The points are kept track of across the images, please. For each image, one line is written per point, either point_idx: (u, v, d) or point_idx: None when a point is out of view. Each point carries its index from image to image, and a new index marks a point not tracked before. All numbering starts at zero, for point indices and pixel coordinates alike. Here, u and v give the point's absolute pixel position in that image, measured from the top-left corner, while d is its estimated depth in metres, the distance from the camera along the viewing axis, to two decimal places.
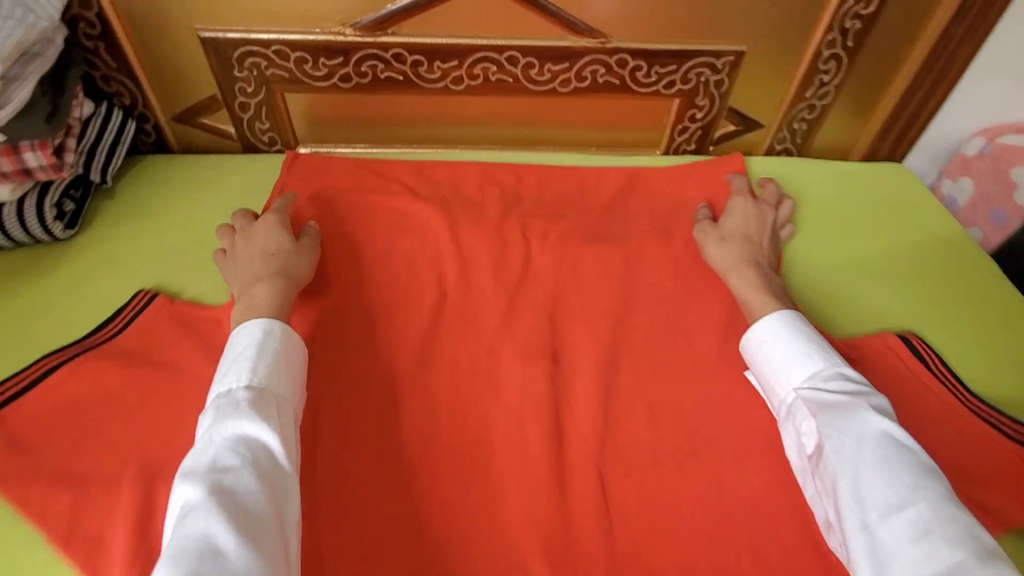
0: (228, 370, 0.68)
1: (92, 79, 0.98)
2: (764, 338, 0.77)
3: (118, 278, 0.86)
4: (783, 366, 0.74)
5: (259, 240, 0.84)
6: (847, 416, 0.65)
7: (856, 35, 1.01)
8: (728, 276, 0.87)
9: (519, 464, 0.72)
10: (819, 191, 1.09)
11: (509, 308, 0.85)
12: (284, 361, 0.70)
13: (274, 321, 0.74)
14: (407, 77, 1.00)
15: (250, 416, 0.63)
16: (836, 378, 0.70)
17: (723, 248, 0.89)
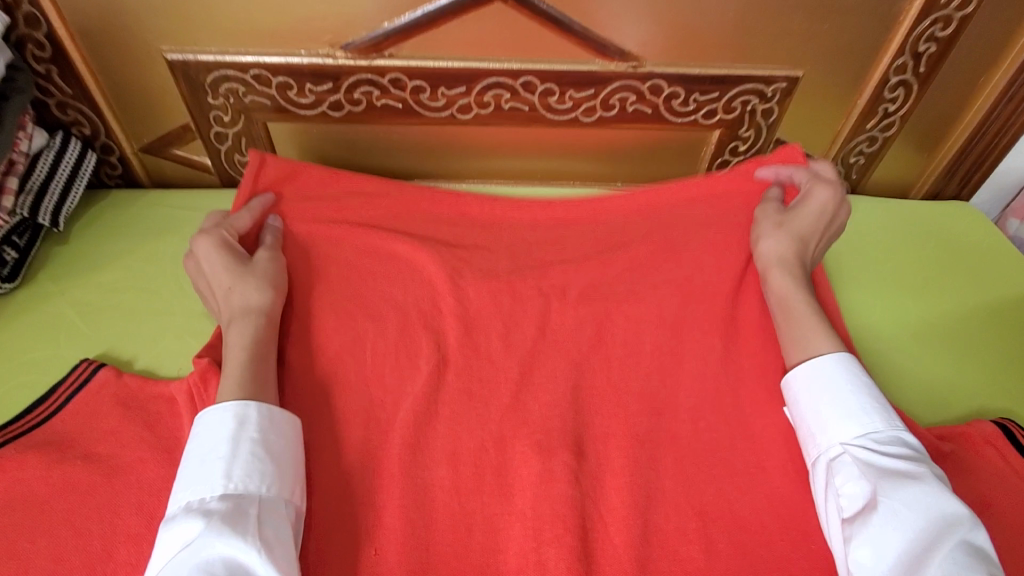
0: (196, 472, 0.56)
1: (46, 106, 0.85)
2: (810, 378, 0.65)
3: (62, 342, 0.72)
4: (828, 416, 0.63)
5: (222, 257, 0.72)
6: (913, 492, 0.55)
7: (929, 59, 0.87)
8: (771, 273, 0.75)
9: None
10: (874, 239, 0.94)
11: (523, 381, 0.70)
12: (267, 455, 0.58)
13: (242, 404, 0.59)
14: (406, 105, 0.87)
15: (227, 534, 0.51)
16: (893, 440, 0.60)
17: (778, 249, 0.76)
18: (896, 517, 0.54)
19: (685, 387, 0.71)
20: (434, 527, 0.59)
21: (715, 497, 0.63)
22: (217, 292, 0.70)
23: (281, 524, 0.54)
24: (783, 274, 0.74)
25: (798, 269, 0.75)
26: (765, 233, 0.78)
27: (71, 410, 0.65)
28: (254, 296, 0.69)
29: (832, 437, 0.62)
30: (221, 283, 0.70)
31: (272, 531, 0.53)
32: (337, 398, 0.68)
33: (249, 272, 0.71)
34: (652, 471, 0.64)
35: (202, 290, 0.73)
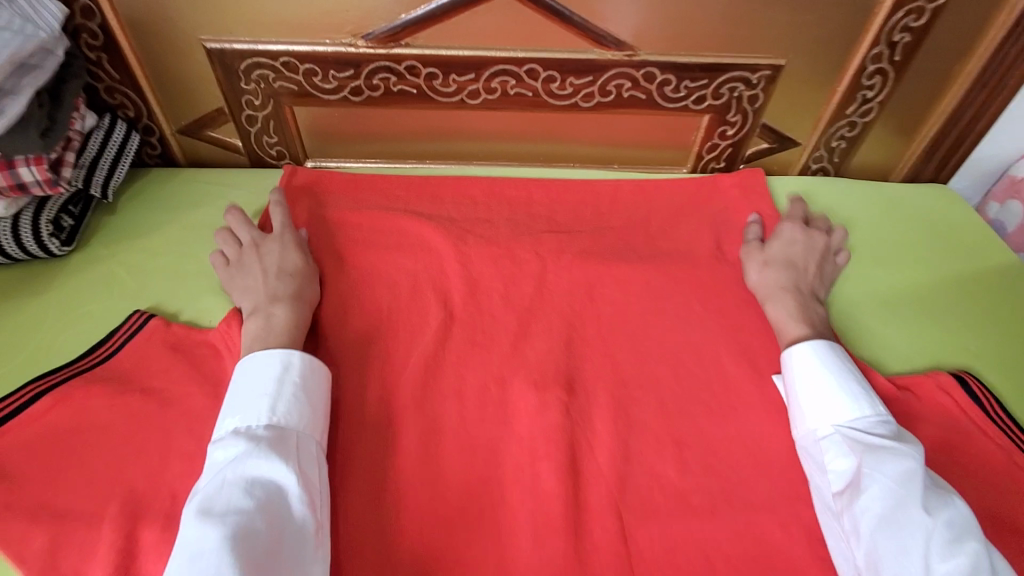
0: (243, 403, 0.64)
1: (96, 91, 0.94)
2: (802, 361, 0.72)
3: (116, 297, 0.82)
4: (820, 397, 0.70)
5: (268, 255, 0.80)
6: (896, 465, 0.61)
7: (904, 48, 0.94)
8: (768, 302, 0.81)
9: (529, 507, 0.64)
10: (859, 215, 1.01)
11: (521, 335, 0.78)
12: (306, 398, 0.66)
13: (307, 359, 0.69)
14: (420, 91, 0.95)
15: (269, 457, 0.59)
16: (879, 423, 0.67)
17: (765, 282, 0.83)
18: (880, 485, 0.60)
19: (667, 342, 0.79)
20: (443, 451, 0.68)
21: (690, 431, 0.72)
22: (271, 273, 0.78)
23: (311, 458, 0.62)
24: (776, 303, 0.80)
25: (791, 294, 0.81)
26: (749, 270, 0.85)
27: (129, 352, 0.74)
28: (306, 288, 0.78)
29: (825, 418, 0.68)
30: (283, 268, 0.79)
31: (305, 463, 0.61)
32: (357, 346, 0.76)
33: (307, 269, 0.80)
34: (635, 410, 0.73)
35: (251, 262, 0.79)
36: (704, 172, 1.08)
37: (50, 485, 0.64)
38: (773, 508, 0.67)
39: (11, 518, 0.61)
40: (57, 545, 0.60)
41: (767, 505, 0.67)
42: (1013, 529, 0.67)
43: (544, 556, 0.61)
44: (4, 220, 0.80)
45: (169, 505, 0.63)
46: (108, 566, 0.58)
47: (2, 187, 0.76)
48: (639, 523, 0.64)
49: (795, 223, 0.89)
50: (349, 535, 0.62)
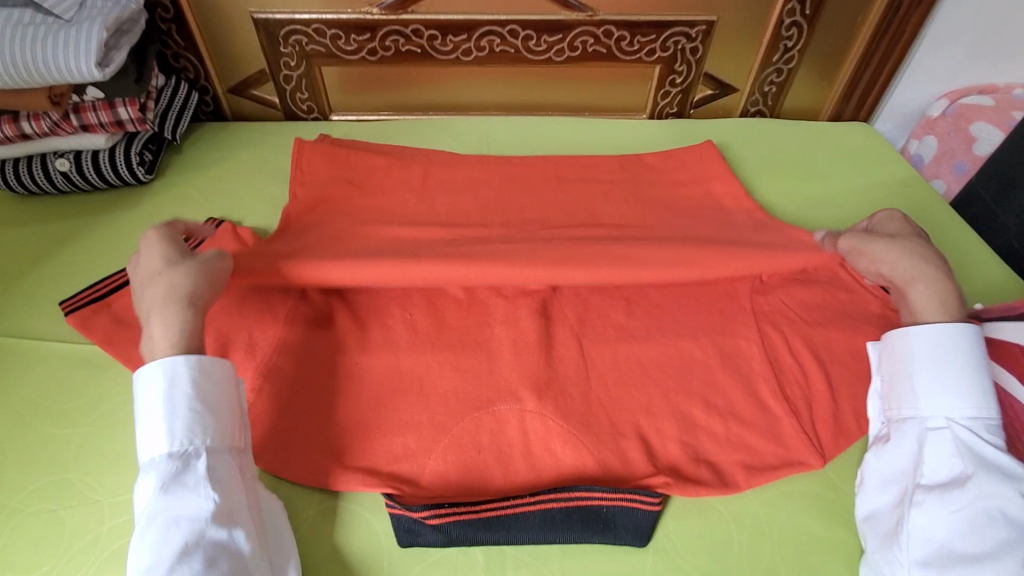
0: (144, 437, 0.64)
1: (165, 57, 1.18)
2: (947, 349, 0.70)
3: (191, 210, 1.05)
4: (942, 392, 0.69)
5: (149, 257, 0.75)
6: (1001, 484, 0.62)
7: (812, 4, 1.16)
8: (917, 281, 0.76)
9: (512, 334, 0.83)
10: (794, 147, 1.21)
11: (508, 222, 0.97)
12: (203, 409, 0.65)
13: (162, 362, 0.66)
14: (424, 50, 1.18)
15: (181, 492, 0.61)
16: (993, 431, 0.66)
17: (907, 259, 0.77)
18: (978, 498, 0.62)
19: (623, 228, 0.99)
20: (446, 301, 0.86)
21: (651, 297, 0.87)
22: (142, 281, 0.74)
23: (224, 471, 0.64)
24: (924, 286, 0.75)
25: (939, 273, 0.76)
26: (880, 250, 0.79)
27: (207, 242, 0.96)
28: (179, 287, 0.71)
29: (943, 411, 0.68)
30: (151, 271, 0.74)
31: (215, 482, 0.62)
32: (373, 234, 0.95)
33: (175, 261, 0.74)
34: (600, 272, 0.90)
35: (133, 279, 0.76)
36: (661, 117, 1.31)
37: None
38: (708, 333, 0.84)
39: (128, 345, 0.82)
40: None
41: (695, 331, 0.84)
42: None
43: (523, 363, 0.80)
44: (105, 150, 1.03)
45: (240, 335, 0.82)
46: None
47: (105, 122, 1.01)
48: (595, 345, 0.83)
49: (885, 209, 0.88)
50: (374, 353, 0.81)
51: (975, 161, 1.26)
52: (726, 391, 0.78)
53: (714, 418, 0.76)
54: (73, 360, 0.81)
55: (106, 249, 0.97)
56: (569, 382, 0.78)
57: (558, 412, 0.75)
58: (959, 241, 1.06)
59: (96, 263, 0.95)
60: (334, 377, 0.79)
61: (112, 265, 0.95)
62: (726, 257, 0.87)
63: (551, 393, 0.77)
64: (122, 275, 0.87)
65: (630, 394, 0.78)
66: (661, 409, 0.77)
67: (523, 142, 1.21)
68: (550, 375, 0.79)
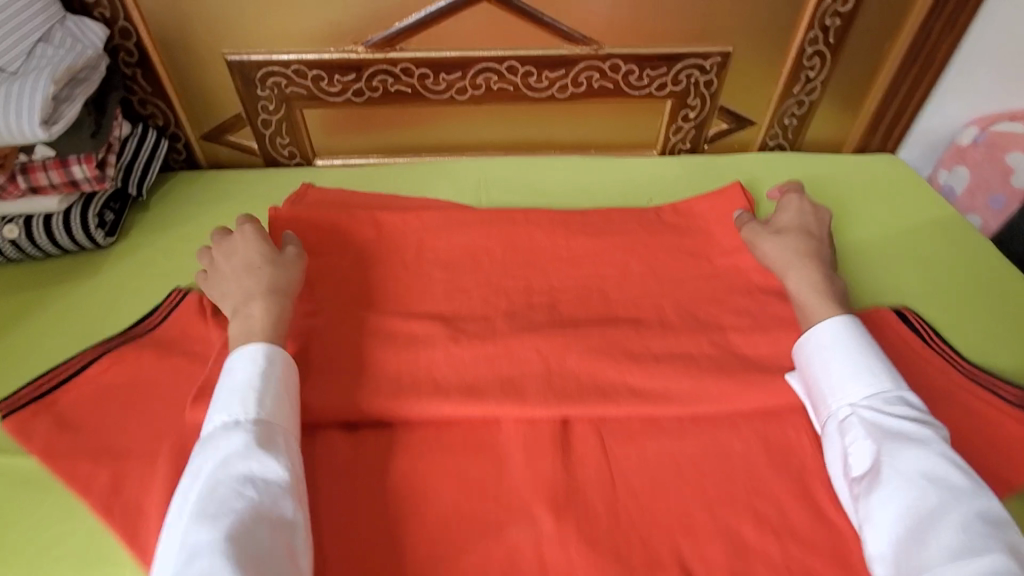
0: (227, 405, 0.68)
1: (130, 103, 1.08)
2: (832, 341, 0.74)
3: (156, 279, 0.93)
4: (840, 381, 0.72)
5: (241, 253, 0.82)
6: (916, 453, 0.64)
7: (836, 31, 1.07)
8: (787, 274, 0.85)
9: (524, 433, 0.74)
10: (811, 181, 1.13)
11: (509, 294, 0.89)
12: (285, 393, 0.70)
13: (264, 348, 0.73)
14: (414, 90, 1.08)
15: (257, 456, 0.64)
16: (899, 403, 0.69)
17: (787, 253, 0.86)
18: (902, 474, 0.63)
19: (637, 294, 0.90)
20: (447, 388, 0.76)
21: (681, 376, 0.77)
22: (239, 271, 0.81)
23: (294, 450, 0.68)
24: (799, 276, 0.83)
25: (813, 265, 0.84)
26: (765, 243, 0.89)
27: (171, 320, 0.85)
28: (277, 279, 0.80)
29: (846, 399, 0.70)
30: (251, 263, 0.81)
31: (287, 459, 0.66)
32: (364, 309, 0.86)
33: (275, 257, 0.83)
34: (621, 349, 0.80)
35: (223, 272, 0.82)
36: (672, 153, 1.20)
37: (114, 431, 0.74)
38: (749, 422, 0.75)
39: (77, 459, 0.71)
40: (120, 476, 0.70)
41: (733, 422, 0.75)
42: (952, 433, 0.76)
43: (536, 469, 0.70)
44: (58, 214, 0.92)
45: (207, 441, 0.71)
46: (161, 495, 0.67)
47: (57, 183, 0.90)
48: (617, 442, 0.74)
49: (800, 194, 0.95)
50: (366, 465, 0.72)
51: (1014, 194, 1.14)
52: (772, 502, 0.68)
53: (763, 537, 0.66)
54: (15, 479, 0.71)
55: (58, 331, 0.86)
56: (591, 496, 0.69)
57: (580, 534, 0.65)
58: (1011, 292, 0.96)
59: (46, 349, 0.83)
60: (318, 499, 0.69)
61: (64, 352, 0.83)
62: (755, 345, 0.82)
63: (571, 509, 0.67)
64: (72, 363, 0.79)
65: (661, 509, 0.68)
66: (697, 528, 0.66)
67: (524, 188, 1.10)
68: (569, 488, 0.69)
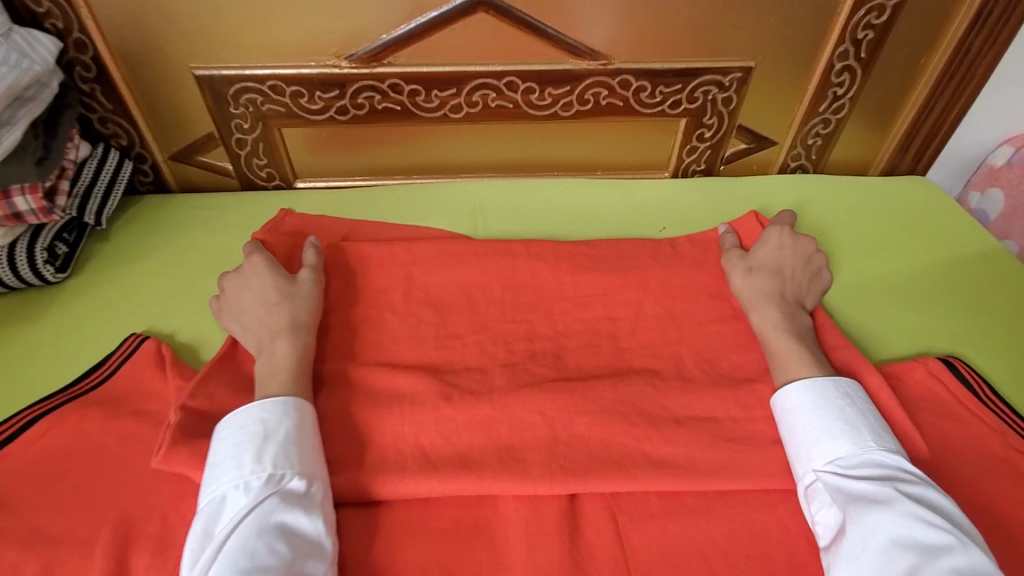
0: (266, 451, 0.61)
1: (90, 121, 0.98)
2: (791, 402, 0.69)
3: (110, 321, 0.83)
4: (801, 444, 0.66)
5: (256, 288, 0.77)
6: (881, 515, 0.58)
7: (869, 45, 0.98)
8: (750, 312, 0.80)
9: (525, 515, 0.63)
10: (826, 213, 1.03)
11: (508, 341, 0.79)
12: (322, 447, 0.65)
13: (296, 399, 0.66)
14: (404, 108, 0.98)
15: (298, 513, 0.58)
16: (862, 463, 0.63)
17: (753, 289, 0.81)
18: (867, 542, 0.57)
19: (654, 341, 0.80)
20: (436, 460, 0.66)
21: (707, 443, 0.68)
22: (256, 307, 0.75)
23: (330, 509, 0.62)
24: (763, 314, 0.78)
25: (778, 303, 0.79)
26: (734, 278, 0.84)
27: (124, 373, 0.74)
28: (299, 312, 0.75)
29: (807, 463, 0.65)
30: (267, 299, 0.76)
31: (331, 515, 0.61)
32: (343, 361, 0.76)
33: (292, 288, 0.77)
34: (638, 412, 0.71)
35: (239, 306, 0.76)
36: (686, 175, 1.11)
37: (44, 509, 0.63)
38: (788, 501, 0.66)
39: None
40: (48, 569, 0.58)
41: (769, 501, 0.66)
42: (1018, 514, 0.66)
43: (539, 563, 0.60)
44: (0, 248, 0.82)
45: (161, 527, 0.62)
46: None
47: None
48: (635, 526, 0.63)
49: (783, 229, 0.87)
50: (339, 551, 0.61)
51: None
52: None
53: None
54: None
55: None
56: None
57: None
58: None
59: None
60: None
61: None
62: None
63: None
64: (13, 422, 0.68)
65: None
66: None
67: (524, 215, 1.00)
68: None
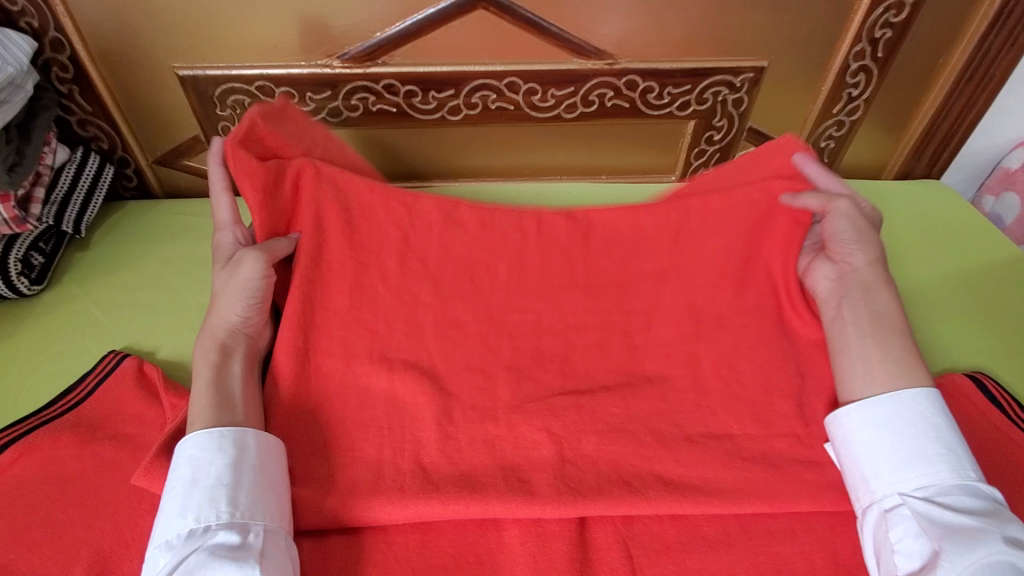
0: (192, 500, 0.57)
1: (68, 124, 0.93)
2: (878, 416, 0.63)
3: (88, 336, 0.78)
4: (888, 465, 0.61)
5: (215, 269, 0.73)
6: (982, 554, 0.54)
7: (886, 45, 0.94)
8: (882, 288, 0.72)
9: (531, 547, 0.59)
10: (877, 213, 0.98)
11: (514, 335, 0.76)
12: (267, 483, 0.59)
13: (228, 426, 0.61)
14: (400, 109, 0.93)
15: (228, 568, 0.53)
16: (958, 493, 0.59)
17: (868, 265, 0.75)
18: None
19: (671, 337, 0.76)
20: (435, 489, 0.62)
21: (724, 466, 0.64)
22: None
23: (278, 553, 0.56)
24: (886, 295, 0.72)
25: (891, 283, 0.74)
26: (869, 245, 0.75)
27: (101, 395, 0.70)
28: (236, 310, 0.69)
29: (892, 486, 0.60)
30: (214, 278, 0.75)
31: (273, 563, 0.55)
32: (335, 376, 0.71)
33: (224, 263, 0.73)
34: (650, 431, 0.67)
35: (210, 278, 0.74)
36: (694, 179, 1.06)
37: (12, 545, 0.58)
38: (811, 529, 0.62)
39: None
40: None
41: (793, 530, 0.61)
42: None
43: None
44: None
45: (138, 566, 0.57)
46: None
47: None
48: (649, 560, 0.59)
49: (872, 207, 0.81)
50: None
51: None
52: None
53: None
54: None
55: None
56: None
57: None
58: None
59: None
60: None
61: None
62: (807, 423, 0.69)
63: None
64: None
65: None
66: None
67: None
68: None
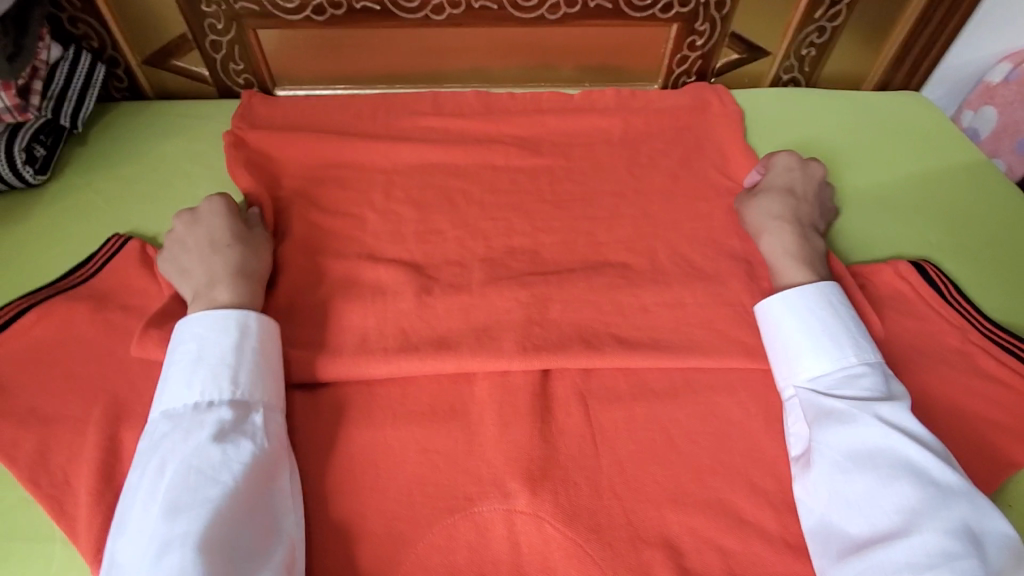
0: (198, 374, 0.61)
1: (59, 21, 0.94)
2: (775, 316, 0.71)
3: (92, 223, 0.83)
4: (782, 359, 0.69)
5: (204, 232, 0.72)
6: (850, 428, 0.61)
7: None
8: (762, 236, 0.79)
9: (497, 398, 0.67)
10: (816, 125, 1.01)
11: (487, 235, 0.81)
12: (263, 364, 0.64)
13: (239, 313, 0.65)
14: (384, 7, 0.94)
15: (233, 440, 0.58)
16: (843, 381, 0.66)
17: (764, 213, 0.79)
18: (830, 453, 0.61)
19: (628, 236, 0.82)
20: (416, 341, 0.69)
21: (671, 324, 0.73)
22: (201, 250, 0.70)
23: (274, 428, 0.61)
24: (777, 235, 0.77)
25: (789, 225, 0.78)
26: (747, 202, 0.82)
27: (109, 271, 0.76)
28: (245, 259, 0.71)
29: (787, 378, 0.68)
30: (218, 241, 0.71)
31: (271, 436, 0.60)
32: (326, 254, 0.77)
33: (247, 238, 0.73)
34: (610, 301, 0.75)
35: (185, 245, 0.72)
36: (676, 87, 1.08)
37: (41, 391, 0.66)
38: (748, 387, 0.70)
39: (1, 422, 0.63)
40: (47, 445, 0.62)
41: (732, 386, 0.70)
42: (963, 401, 0.70)
43: (511, 440, 0.64)
44: None
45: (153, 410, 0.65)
46: (95, 463, 0.61)
47: None
48: (601, 405, 0.68)
49: (789, 152, 0.85)
50: (324, 424, 0.66)
51: None
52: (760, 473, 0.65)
53: (761, 507, 0.63)
54: None
55: None
56: (573, 464, 0.64)
57: (557, 511, 0.61)
58: None
59: None
60: None
61: None
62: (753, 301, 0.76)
63: (548, 482, 0.63)
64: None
65: (652, 478, 0.64)
66: (682, 500, 0.63)
67: None
68: (549, 456, 0.64)
